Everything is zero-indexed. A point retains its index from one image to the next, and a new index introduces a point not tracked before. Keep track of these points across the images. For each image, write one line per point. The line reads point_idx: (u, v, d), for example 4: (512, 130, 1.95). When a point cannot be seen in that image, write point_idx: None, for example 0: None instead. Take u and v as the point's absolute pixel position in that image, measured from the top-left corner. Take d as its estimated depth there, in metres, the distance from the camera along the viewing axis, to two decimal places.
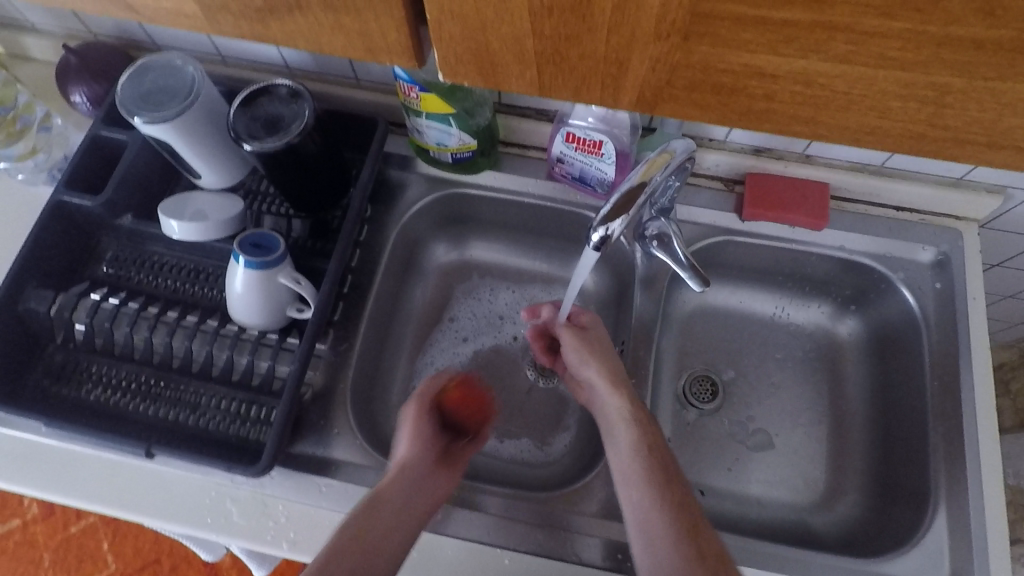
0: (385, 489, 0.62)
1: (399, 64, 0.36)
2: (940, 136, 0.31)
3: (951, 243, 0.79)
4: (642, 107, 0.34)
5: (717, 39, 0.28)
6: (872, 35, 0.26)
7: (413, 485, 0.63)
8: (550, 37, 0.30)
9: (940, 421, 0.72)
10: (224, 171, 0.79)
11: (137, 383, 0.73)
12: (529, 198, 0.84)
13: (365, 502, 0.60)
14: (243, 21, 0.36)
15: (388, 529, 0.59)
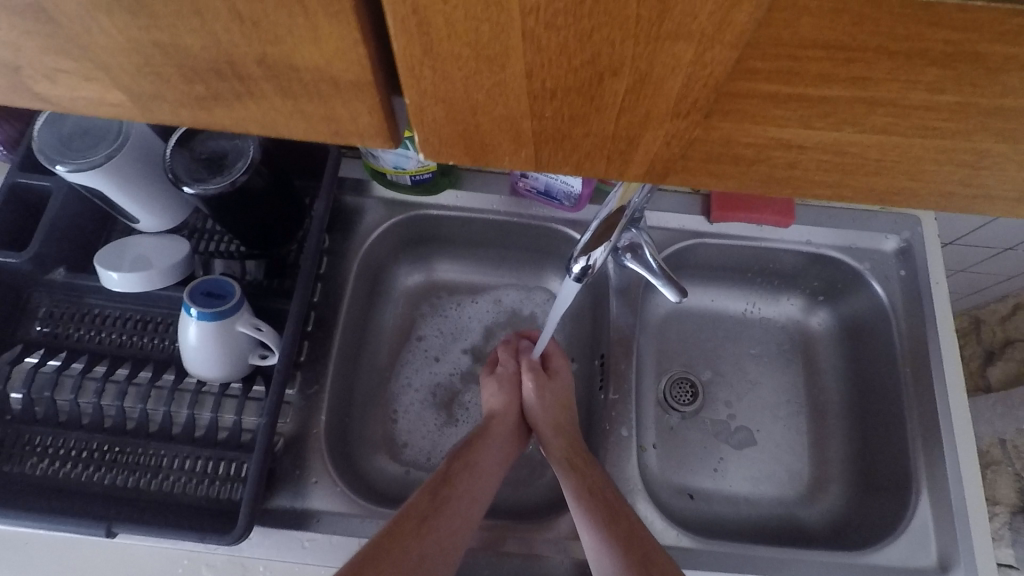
0: (451, 474, 0.65)
1: (374, 147, 0.31)
2: (971, 197, 0.28)
3: (911, 230, 0.80)
4: (651, 179, 0.29)
5: (744, 116, 0.25)
6: (916, 108, 0.23)
7: (477, 472, 0.67)
8: (550, 118, 0.26)
9: (915, 405, 0.73)
10: (165, 213, 0.73)
11: (89, 452, 0.67)
12: (494, 215, 0.81)
13: (426, 490, 0.63)
14: (182, 108, 0.30)
15: (442, 518, 0.61)
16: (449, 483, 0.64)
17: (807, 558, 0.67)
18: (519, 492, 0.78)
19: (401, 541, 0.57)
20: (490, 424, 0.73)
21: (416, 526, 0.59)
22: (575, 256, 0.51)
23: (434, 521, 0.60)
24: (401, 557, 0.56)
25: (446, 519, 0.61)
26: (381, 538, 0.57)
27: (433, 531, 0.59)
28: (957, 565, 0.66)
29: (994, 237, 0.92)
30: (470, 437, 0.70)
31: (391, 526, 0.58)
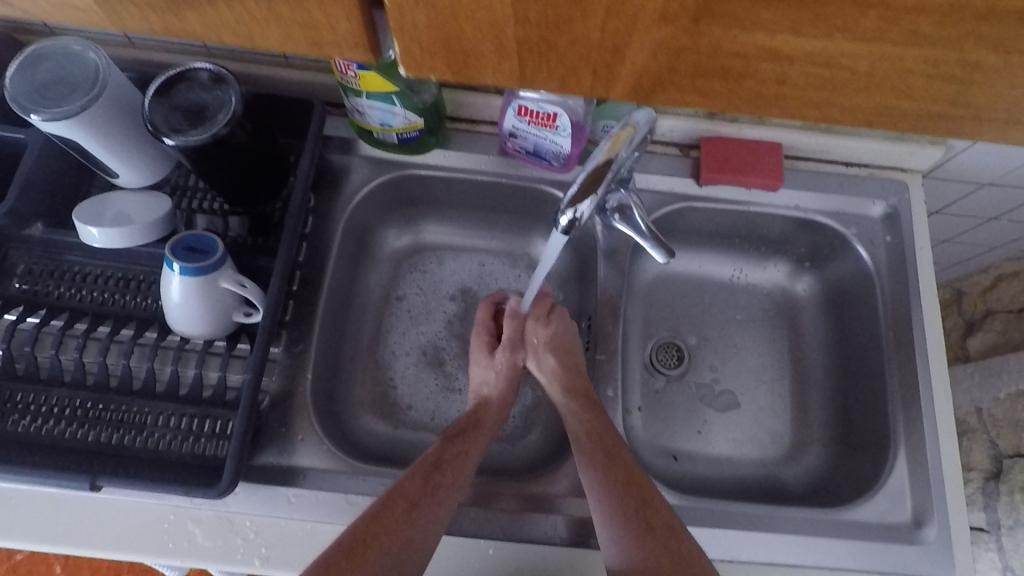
0: (443, 461, 0.64)
1: (351, 58, 0.34)
2: (944, 111, 0.31)
3: (898, 195, 0.81)
4: (637, 95, 0.33)
5: (733, 21, 0.27)
6: (907, 13, 0.25)
7: (467, 460, 0.66)
8: (543, 26, 0.29)
9: (897, 367, 0.75)
10: (145, 168, 0.71)
11: (73, 408, 0.67)
12: (483, 176, 0.80)
13: (417, 474, 0.62)
14: (166, 14, 0.32)
15: (433, 505, 0.61)
16: (440, 469, 0.63)
17: (786, 515, 0.68)
18: (505, 452, 0.79)
19: (390, 525, 0.58)
20: (483, 411, 0.71)
21: (406, 511, 0.59)
22: (562, 208, 0.50)
23: (423, 508, 0.60)
24: (390, 542, 0.57)
25: (436, 508, 0.61)
26: (368, 522, 0.58)
27: (422, 517, 0.59)
28: (930, 521, 0.68)
29: (980, 206, 0.93)
30: (465, 427, 0.69)
31: (382, 509, 0.59)
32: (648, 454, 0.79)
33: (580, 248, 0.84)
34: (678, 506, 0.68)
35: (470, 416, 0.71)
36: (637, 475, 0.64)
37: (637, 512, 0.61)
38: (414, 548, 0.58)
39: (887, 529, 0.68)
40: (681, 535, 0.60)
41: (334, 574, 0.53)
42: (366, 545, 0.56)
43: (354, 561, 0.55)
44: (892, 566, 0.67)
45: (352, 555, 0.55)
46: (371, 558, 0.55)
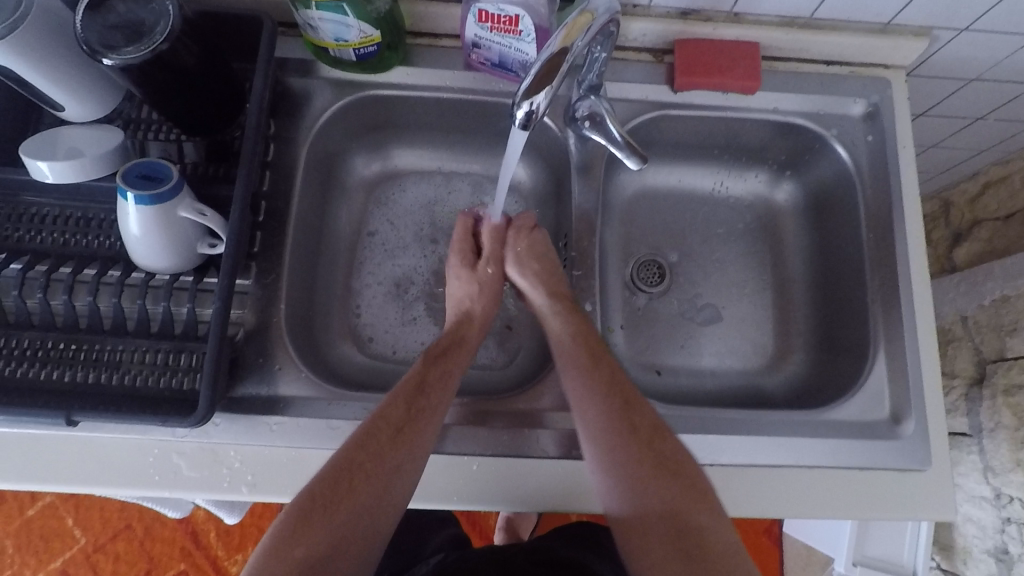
0: (425, 377, 0.65)
1: None
2: None
3: (881, 93, 0.78)
4: None
5: None
6: None
7: (452, 375, 0.66)
8: None
9: (877, 269, 0.74)
10: (91, 98, 0.67)
11: (44, 350, 0.65)
12: (449, 93, 0.78)
13: (399, 399, 0.62)
14: None
15: (419, 427, 0.61)
16: (423, 389, 0.64)
17: (767, 418, 0.69)
18: (487, 375, 0.79)
19: (372, 454, 0.58)
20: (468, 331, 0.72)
21: (391, 438, 0.59)
22: (518, 103, 0.49)
23: (409, 428, 0.60)
24: (375, 466, 0.57)
25: (422, 428, 0.61)
26: (349, 455, 0.58)
27: (409, 441, 0.60)
28: (908, 417, 0.69)
29: (966, 104, 0.90)
30: (448, 343, 0.69)
31: (365, 439, 0.59)
32: (631, 369, 0.79)
33: (555, 166, 0.82)
34: (660, 414, 0.69)
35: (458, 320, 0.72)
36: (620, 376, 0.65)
37: (612, 391, 0.63)
38: (402, 470, 0.58)
39: (866, 426, 0.69)
40: (657, 419, 0.62)
41: (315, 510, 0.55)
42: (349, 479, 0.56)
43: (334, 496, 0.55)
44: (870, 461, 0.68)
45: (334, 490, 0.56)
46: (353, 493, 0.56)
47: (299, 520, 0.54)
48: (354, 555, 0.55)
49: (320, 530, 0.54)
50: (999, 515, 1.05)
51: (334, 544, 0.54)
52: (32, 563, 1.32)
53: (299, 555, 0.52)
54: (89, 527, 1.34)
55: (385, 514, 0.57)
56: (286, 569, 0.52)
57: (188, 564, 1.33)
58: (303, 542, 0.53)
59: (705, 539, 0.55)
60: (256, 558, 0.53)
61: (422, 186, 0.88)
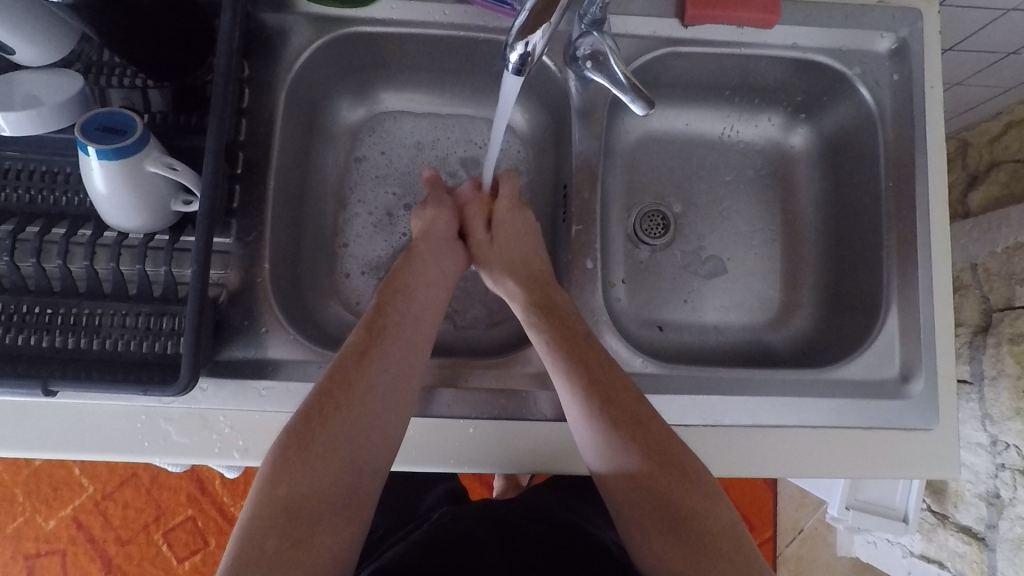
0: (383, 304, 0.64)
1: None
2: None
3: (911, 26, 0.71)
4: None
5: None
6: None
7: (410, 299, 0.65)
8: None
9: (895, 220, 0.70)
10: (45, 41, 0.61)
11: (19, 315, 0.62)
12: (439, 29, 0.71)
13: (361, 326, 0.62)
14: None
15: (382, 345, 0.60)
16: (383, 312, 0.63)
17: (771, 376, 0.67)
18: (484, 333, 0.77)
19: (341, 384, 0.57)
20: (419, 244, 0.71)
21: (356, 360, 0.58)
22: (512, 43, 0.44)
23: (375, 352, 0.59)
24: (348, 389, 0.57)
25: (389, 346, 0.60)
26: (321, 388, 0.57)
27: (377, 360, 0.59)
28: (918, 374, 0.67)
29: (1000, 38, 0.83)
30: (408, 272, 0.68)
31: (333, 369, 0.58)
32: (632, 325, 0.77)
33: (554, 109, 0.76)
34: (662, 374, 0.66)
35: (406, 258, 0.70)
36: (596, 354, 0.63)
37: (590, 376, 0.60)
38: (376, 391, 0.57)
39: (874, 385, 0.67)
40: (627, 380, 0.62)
41: (293, 446, 0.53)
42: (323, 410, 0.55)
43: (311, 426, 0.54)
44: (876, 420, 0.66)
45: (309, 421, 0.54)
46: (329, 419, 0.55)
47: (279, 459, 0.53)
48: (340, 485, 0.53)
49: (299, 463, 0.52)
50: (994, 461, 1.05)
51: (318, 477, 0.52)
52: (43, 510, 1.34)
53: (284, 492, 0.51)
54: (95, 475, 1.35)
55: (366, 447, 0.55)
56: (278, 507, 0.50)
57: (196, 510, 1.36)
58: (287, 478, 0.52)
59: (698, 521, 0.55)
60: (246, 509, 0.51)
61: (413, 134, 0.83)
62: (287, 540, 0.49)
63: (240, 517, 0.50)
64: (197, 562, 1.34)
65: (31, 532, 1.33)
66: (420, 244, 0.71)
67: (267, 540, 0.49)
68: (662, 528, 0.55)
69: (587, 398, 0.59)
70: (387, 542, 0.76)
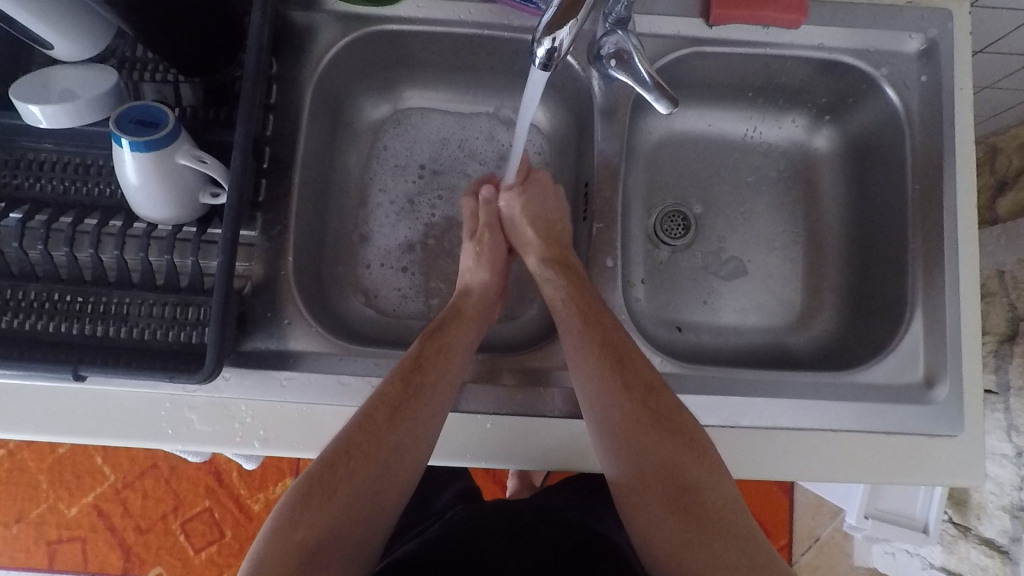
0: (424, 357, 0.62)
1: None
2: None
3: (941, 27, 0.70)
4: None
5: None
6: None
7: (450, 352, 0.63)
8: None
9: (921, 223, 0.69)
10: (82, 36, 0.63)
11: (51, 303, 0.63)
12: (463, 27, 0.72)
13: (397, 377, 0.60)
14: None
15: (417, 404, 0.59)
16: (422, 368, 0.61)
17: (792, 379, 0.66)
18: (502, 330, 0.77)
19: (371, 439, 0.56)
20: (466, 300, 0.69)
21: (387, 418, 0.57)
22: (539, 39, 0.44)
23: (407, 409, 0.58)
24: (374, 446, 0.56)
25: (423, 406, 0.59)
26: (348, 438, 0.56)
27: (409, 419, 0.58)
28: (943, 380, 0.66)
29: None
30: (445, 318, 0.66)
31: (364, 422, 0.57)
32: (651, 324, 0.77)
33: (576, 108, 0.77)
34: (681, 374, 0.66)
35: (453, 312, 0.68)
36: (618, 336, 0.62)
37: (607, 349, 0.61)
38: (400, 451, 0.57)
39: (897, 389, 0.66)
40: (688, 419, 0.59)
41: (314, 493, 0.54)
42: (348, 462, 0.55)
43: (334, 478, 0.54)
44: (898, 425, 0.65)
45: (332, 472, 0.54)
46: (352, 472, 0.55)
47: (298, 502, 0.53)
48: (353, 537, 0.54)
49: (318, 513, 0.53)
50: (1019, 473, 1.03)
51: (333, 527, 0.53)
52: (65, 497, 1.37)
53: (299, 536, 0.52)
54: (117, 464, 1.38)
55: (381, 502, 0.56)
56: (289, 552, 0.51)
57: (213, 501, 1.38)
58: (304, 524, 0.52)
59: (703, 492, 0.56)
60: (260, 542, 0.52)
61: (435, 132, 0.84)
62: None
63: (254, 550, 0.52)
64: (213, 553, 1.36)
65: (53, 518, 1.36)
66: (467, 304, 0.69)
67: None
68: (660, 492, 0.57)
69: (624, 451, 0.58)
70: (402, 538, 0.76)
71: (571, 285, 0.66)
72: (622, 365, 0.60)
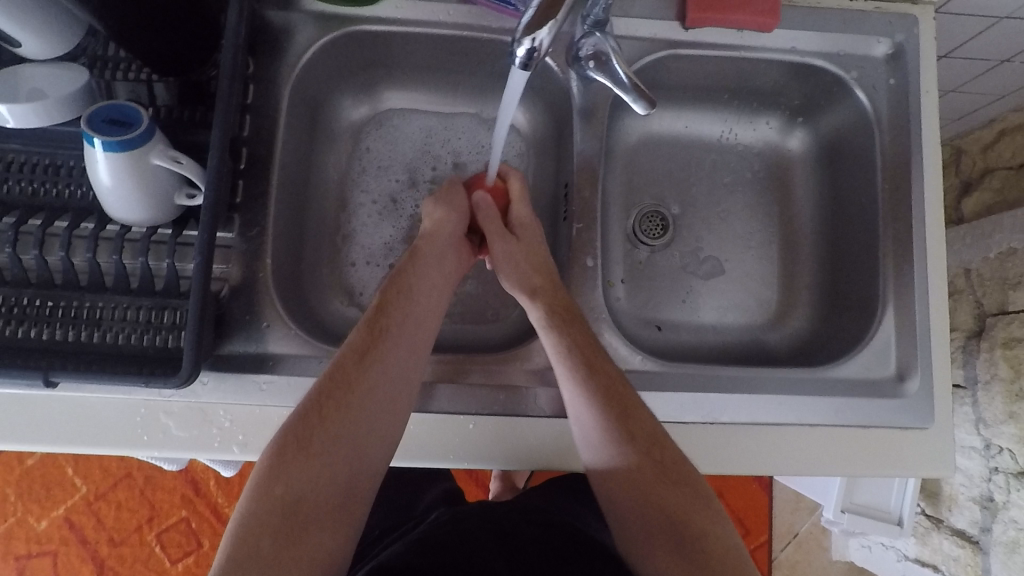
0: (386, 303, 0.62)
1: None
2: None
3: (907, 31, 0.73)
4: None
5: None
6: None
7: (415, 297, 0.63)
8: None
9: (891, 222, 0.71)
10: (51, 34, 0.61)
11: (20, 308, 0.62)
12: (442, 29, 0.72)
13: (362, 326, 0.60)
14: None
15: (383, 347, 0.59)
16: (387, 312, 0.61)
17: (769, 375, 0.67)
18: (483, 331, 0.77)
19: (341, 383, 0.57)
20: (426, 242, 0.67)
21: (356, 363, 0.58)
22: (519, 39, 0.45)
23: (374, 352, 0.58)
24: (346, 394, 0.56)
25: (391, 347, 0.59)
26: (320, 389, 0.56)
27: (377, 361, 0.58)
28: (914, 374, 0.68)
29: (992, 46, 0.85)
30: (406, 261, 0.66)
31: (332, 369, 0.57)
32: (631, 323, 0.77)
33: (556, 109, 0.77)
34: (661, 372, 0.67)
35: (410, 254, 0.67)
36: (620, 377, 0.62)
37: (611, 391, 0.60)
38: (373, 394, 0.57)
39: (871, 384, 0.68)
40: (682, 460, 0.59)
41: (291, 445, 0.54)
42: (321, 408, 0.55)
43: (308, 431, 0.54)
44: (872, 418, 0.67)
45: (307, 425, 0.54)
46: (325, 423, 0.55)
47: (275, 459, 0.53)
48: (336, 487, 0.54)
49: (297, 467, 0.53)
50: (987, 465, 1.06)
51: (314, 480, 0.53)
52: (34, 511, 1.33)
53: (280, 492, 0.52)
54: (89, 475, 1.34)
55: (364, 451, 0.55)
56: (271, 510, 0.51)
57: (190, 511, 1.35)
58: (284, 478, 0.52)
59: (705, 538, 0.56)
60: (242, 502, 0.52)
61: (415, 133, 0.83)
62: (283, 537, 0.50)
63: (234, 514, 0.51)
64: (190, 564, 1.34)
65: (22, 532, 1.32)
66: (426, 244, 0.67)
67: (262, 539, 0.50)
68: (659, 527, 0.56)
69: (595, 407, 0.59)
70: (384, 542, 0.76)
71: (570, 321, 0.64)
72: (626, 412, 0.59)
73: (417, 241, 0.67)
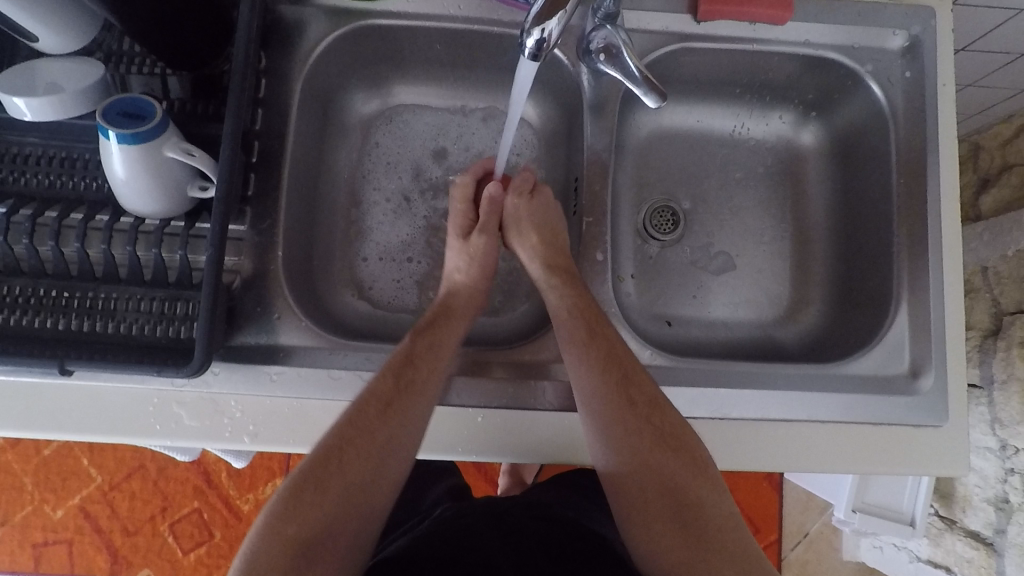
0: (415, 355, 0.62)
1: None
2: None
3: (924, 23, 0.71)
4: None
5: None
6: None
7: (441, 350, 0.63)
8: None
9: (905, 217, 0.70)
10: (67, 28, 0.62)
11: (36, 298, 0.63)
12: (453, 22, 0.72)
13: (388, 372, 0.60)
14: None
15: (408, 400, 0.59)
16: (414, 363, 0.61)
17: (780, 371, 0.67)
18: (492, 325, 0.77)
19: (362, 434, 0.57)
20: (456, 298, 0.69)
21: (380, 412, 0.58)
22: (528, 30, 0.45)
23: (398, 405, 0.58)
24: (365, 442, 0.56)
25: (415, 402, 0.59)
26: (341, 434, 0.56)
27: (400, 414, 0.58)
28: (928, 371, 0.67)
29: (1012, 39, 0.83)
30: (435, 316, 0.67)
31: (353, 416, 0.57)
32: (641, 319, 0.77)
33: (566, 103, 0.77)
34: (671, 367, 0.66)
35: (441, 309, 0.68)
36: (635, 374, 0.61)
37: (614, 377, 0.61)
38: (390, 446, 0.57)
39: (883, 381, 0.67)
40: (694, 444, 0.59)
41: (306, 489, 0.54)
42: (340, 459, 0.55)
43: (326, 473, 0.55)
44: (884, 415, 0.66)
45: (323, 468, 0.55)
46: (342, 469, 0.55)
47: (288, 499, 0.54)
48: (346, 532, 0.54)
49: (309, 506, 0.53)
50: (1003, 466, 1.04)
51: (324, 523, 0.53)
52: (51, 500, 1.35)
53: (292, 530, 0.52)
54: (103, 466, 1.36)
55: (373, 495, 0.56)
56: (280, 547, 0.51)
57: (202, 503, 1.36)
58: (296, 520, 0.53)
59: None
60: (253, 535, 0.53)
61: (425, 127, 0.84)
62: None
63: (245, 547, 0.52)
64: (202, 554, 1.35)
65: (38, 521, 1.35)
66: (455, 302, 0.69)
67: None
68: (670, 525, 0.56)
69: (601, 397, 0.60)
70: (392, 535, 0.76)
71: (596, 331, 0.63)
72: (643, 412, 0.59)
73: (446, 299, 0.69)
